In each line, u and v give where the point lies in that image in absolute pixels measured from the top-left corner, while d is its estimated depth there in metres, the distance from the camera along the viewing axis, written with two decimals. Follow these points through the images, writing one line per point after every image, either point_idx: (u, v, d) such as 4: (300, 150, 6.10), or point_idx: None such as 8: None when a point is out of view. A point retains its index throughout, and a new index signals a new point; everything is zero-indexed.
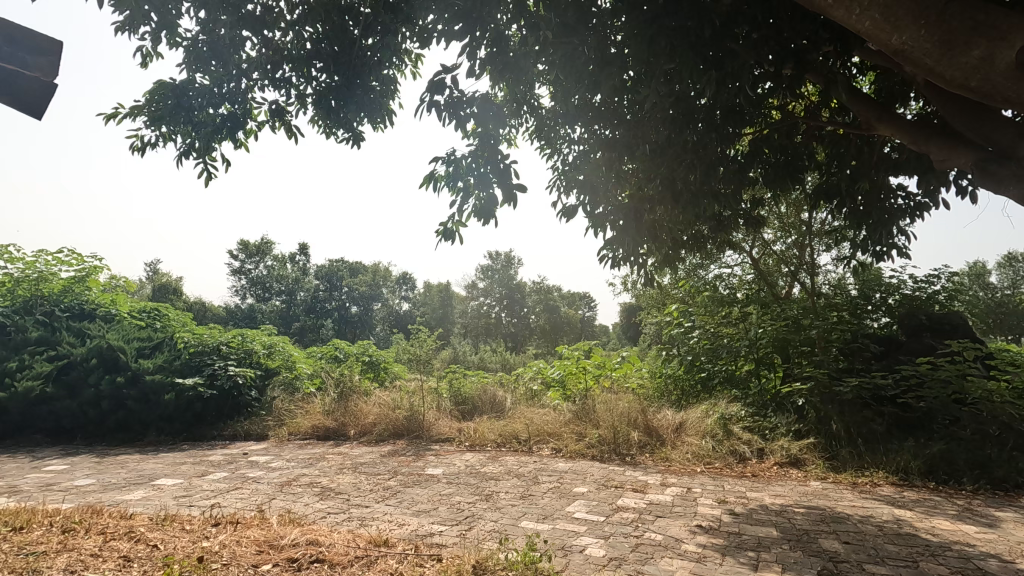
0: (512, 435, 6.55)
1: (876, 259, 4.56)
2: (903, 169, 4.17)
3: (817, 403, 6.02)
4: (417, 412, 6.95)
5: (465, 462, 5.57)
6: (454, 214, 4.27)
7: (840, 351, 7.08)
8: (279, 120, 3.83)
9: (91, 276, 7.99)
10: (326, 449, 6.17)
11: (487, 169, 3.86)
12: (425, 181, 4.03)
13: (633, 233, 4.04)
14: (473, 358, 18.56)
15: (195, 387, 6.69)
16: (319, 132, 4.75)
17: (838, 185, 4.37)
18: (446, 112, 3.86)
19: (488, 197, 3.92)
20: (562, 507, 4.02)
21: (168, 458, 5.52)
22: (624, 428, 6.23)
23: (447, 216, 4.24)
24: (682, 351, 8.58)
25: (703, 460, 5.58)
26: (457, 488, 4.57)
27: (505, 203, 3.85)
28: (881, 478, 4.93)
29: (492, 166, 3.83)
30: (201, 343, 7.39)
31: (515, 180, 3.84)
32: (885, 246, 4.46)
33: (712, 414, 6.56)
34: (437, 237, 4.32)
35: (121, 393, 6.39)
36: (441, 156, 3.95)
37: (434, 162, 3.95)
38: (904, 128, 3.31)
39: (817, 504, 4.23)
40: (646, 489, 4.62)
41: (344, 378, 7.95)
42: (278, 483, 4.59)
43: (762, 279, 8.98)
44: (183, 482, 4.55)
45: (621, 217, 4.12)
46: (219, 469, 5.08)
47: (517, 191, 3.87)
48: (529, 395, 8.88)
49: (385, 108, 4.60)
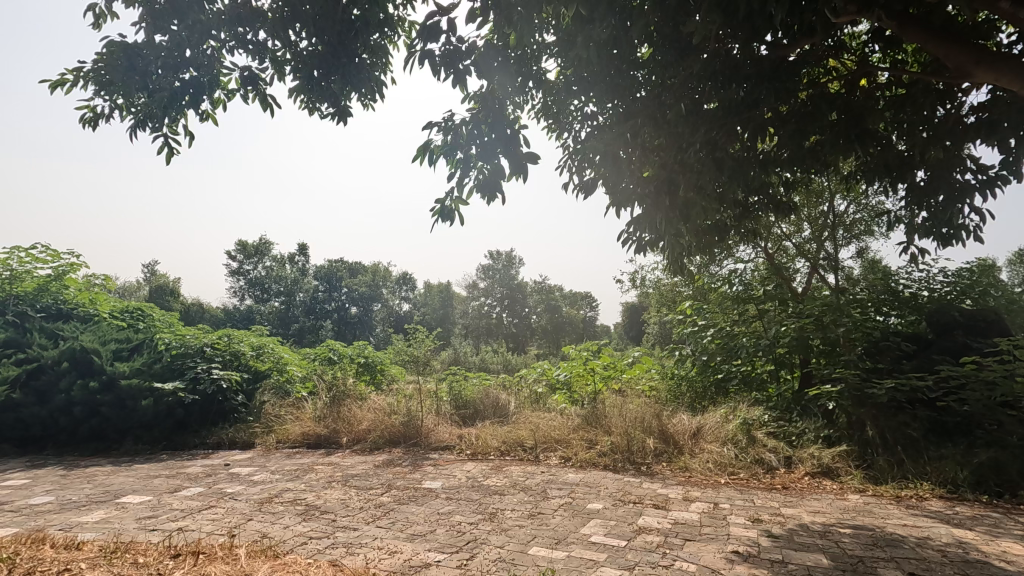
0: (517, 442, 6.09)
1: (942, 244, 4.07)
2: (975, 136, 3.73)
3: (848, 406, 5.50)
4: (414, 418, 6.47)
5: (466, 473, 5.09)
6: (452, 191, 3.81)
7: (865, 349, 6.61)
8: (253, 88, 3.34)
9: (69, 274, 7.54)
10: (315, 458, 5.70)
11: (493, 137, 3.43)
12: (418, 153, 3.57)
13: (666, 211, 3.61)
14: (474, 359, 18.10)
15: (175, 393, 6.20)
16: (300, 105, 4.25)
17: (896, 158, 3.93)
18: (442, 65, 3.43)
19: (494, 169, 3.50)
20: (576, 529, 3.54)
21: (141, 471, 5.04)
22: (638, 435, 5.76)
23: (444, 193, 3.80)
24: (696, 351, 8.08)
25: (727, 469, 5.11)
26: (457, 505, 4.09)
27: (514, 176, 3.43)
28: (927, 491, 4.47)
29: (498, 133, 3.42)
30: (185, 344, 6.90)
31: (526, 149, 3.41)
32: (953, 227, 3.97)
33: (733, 419, 6.09)
34: (434, 218, 3.85)
35: (94, 399, 5.92)
36: (438, 122, 3.52)
37: (429, 128, 3.52)
38: (1010, 71, 2.87)
39: (863, 524, 3.75)
40: (669, 505, 4.14)
41: (338, 382, 7.49)
42: (257, 501, 4.11)
43: (773, 267, 8.60)
44: (152, 500, 4.07)
45: (651, 193, 3.70)
46: (195, 484, 4.60)
47: (528, 163, 3.44)
48: (534, 397, 8.38)
49: (375, 80, 4.11)
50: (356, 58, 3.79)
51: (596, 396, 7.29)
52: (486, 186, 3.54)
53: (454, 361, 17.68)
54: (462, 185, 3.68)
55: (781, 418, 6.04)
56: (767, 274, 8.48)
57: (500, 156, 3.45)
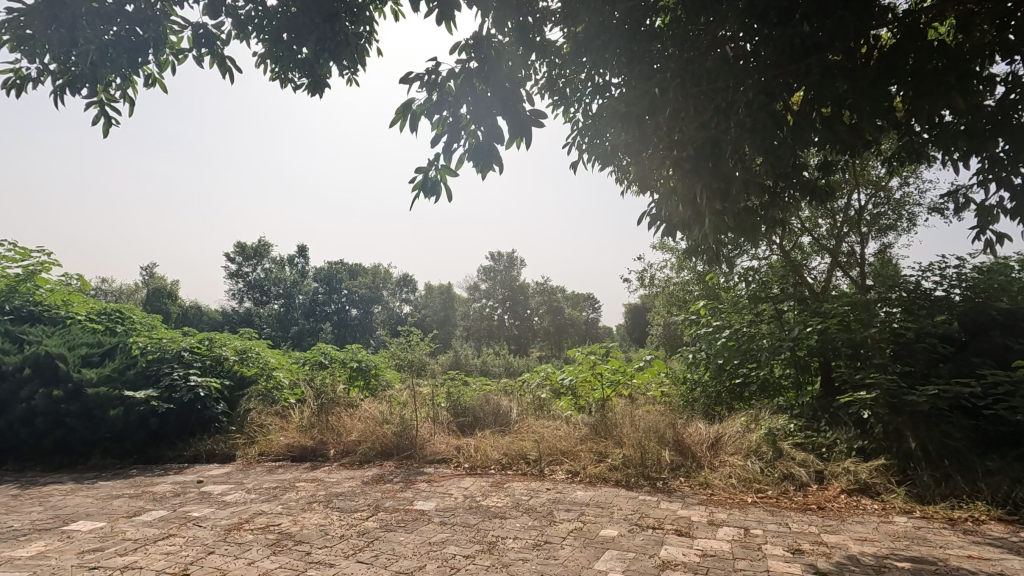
0: (520, 454, 5.60)
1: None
2: None
3: (884, 415, 4.95)
4: (409, 428, 5.97)
5: (463, 491, 4.59)
6: (437, 159, 3.37)
7: (895, 351, 6.04)
8: (208, 51, 2.91)
9: (39, 273, 7.09)
10: (299, 473, 5.21)
11: (490, 92, 3.04)
12: (398, 114, 3.12)
13: (707, 176, 3.16)
14: (474, 362, 17.57)
15: (147, 402, 5.70)
16: (273, 78, 3.81)
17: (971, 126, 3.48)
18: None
19: (488, 133, 3.10)
20: (588, 564, 3.04)
21: (102, 490, 4.54)
22: (653, 446, 5.27)
23: (426, 162, 3.36)
24: (710, 353, 7.52)
25: (752, 486, 4.61)
26: (452, 533, 3.58)
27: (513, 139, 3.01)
28: (982, 512, 3.97)
29: (495, 88, 3.03)
30: (161, 348, 6.39)
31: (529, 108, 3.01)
32: None
33: (756, 429, 5.59)
34: (415, 191, 3.45)
35: (58, 409, 5.43)
36: (421, 74, 3.12)
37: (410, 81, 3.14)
38: None
39: (922, 555, 3.24)
40: (693, 531, 3.63)
41: (326, 389, 6.95)
42: (224, 528, 3.61)
43: (787, 263, 8.24)
44: (104, 528, 3.58)
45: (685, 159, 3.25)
46: (158, 506, 4.09)
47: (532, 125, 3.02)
48: (537, 403, 7.87)
49: (357, 49, 3.66)
50: (333, 20, 3.32)
51: (604, 403, 6.80)
52: (480, 157, 3.15)
53: (455, 365, 17.18)
54: (450, 154, 3.26)
55: (808, 427, 5.52)
56: (785, 271, 8.04)
57: (497, 118, 3.05)
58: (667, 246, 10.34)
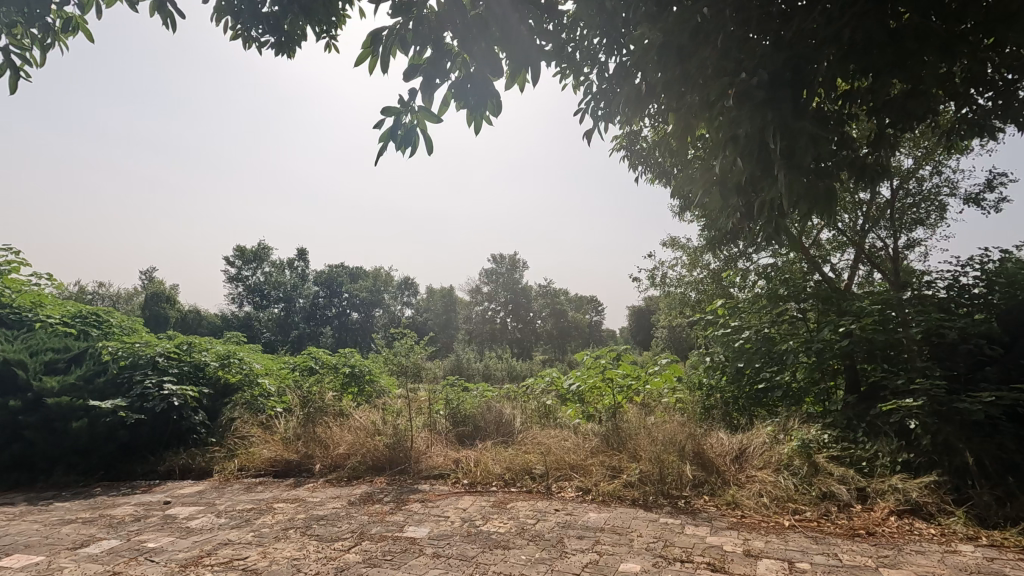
0: (525, 469, 5.08)
1: None
2: None
3: (932, 425, 4.39)
4: (403, 439, 5.45)
5: (461, 514, 4.06)
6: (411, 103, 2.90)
7: (933, 353, 5.49)
8: None
9: (6, 272, 6.66)
10: (280, 492, 4.69)
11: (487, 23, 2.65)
12: (368, 41, 2.64)
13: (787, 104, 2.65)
14: (476, 367, 17.02)
15: (115, 412, 5.20)
16: (240, 35, 3.52)
17: None
18: None
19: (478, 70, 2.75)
20: None
21: (54, 514, 4.03)
22: (672, 459, 4.75)
23: (399, 105, 2.85)
24: (729, 357, 6.97)
25: (789, 508, 4.08)
26: (446, 568, 3.05)
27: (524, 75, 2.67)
28: None
29: (494, 20, 2.65)
30: (134, 353, 5.88)
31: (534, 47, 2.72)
32: None
33: (785, 440, 5.07)
34: (381, 144, 2.97)
35: (16, 421, 4.95)
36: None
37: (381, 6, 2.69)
38: None
39: None
40: (728, 565, 3.10)
41: (315, 397, 6.43)
42: (181, 562, 3.10)
43: (805, 257, 7.86)
44: (40, 563, 3.07)
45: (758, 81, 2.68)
46: (112, 535, 3.58)
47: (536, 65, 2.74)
48: (542, 411, 7.34)
49: (334, 7, 3.30)
50: None
51: (616, 411, 6.26)
52: (471, 103, 2.83)
53: (456, 369, 16.63)
54: (431, 97, 2.82)
55: (844, 437, 4.98)
56: (803, 269, 7.54)
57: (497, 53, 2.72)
58: (679, 243, 9.85)
